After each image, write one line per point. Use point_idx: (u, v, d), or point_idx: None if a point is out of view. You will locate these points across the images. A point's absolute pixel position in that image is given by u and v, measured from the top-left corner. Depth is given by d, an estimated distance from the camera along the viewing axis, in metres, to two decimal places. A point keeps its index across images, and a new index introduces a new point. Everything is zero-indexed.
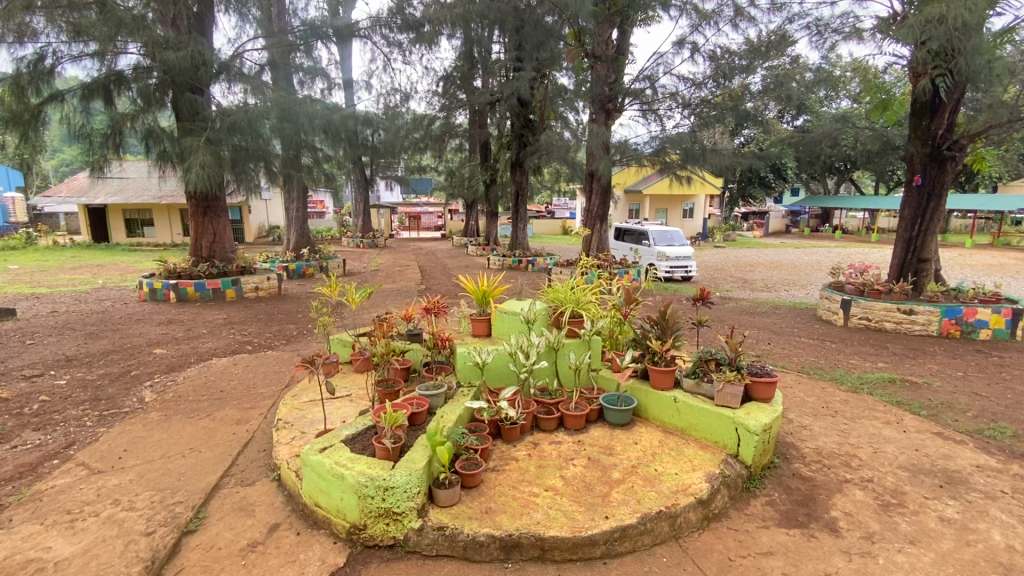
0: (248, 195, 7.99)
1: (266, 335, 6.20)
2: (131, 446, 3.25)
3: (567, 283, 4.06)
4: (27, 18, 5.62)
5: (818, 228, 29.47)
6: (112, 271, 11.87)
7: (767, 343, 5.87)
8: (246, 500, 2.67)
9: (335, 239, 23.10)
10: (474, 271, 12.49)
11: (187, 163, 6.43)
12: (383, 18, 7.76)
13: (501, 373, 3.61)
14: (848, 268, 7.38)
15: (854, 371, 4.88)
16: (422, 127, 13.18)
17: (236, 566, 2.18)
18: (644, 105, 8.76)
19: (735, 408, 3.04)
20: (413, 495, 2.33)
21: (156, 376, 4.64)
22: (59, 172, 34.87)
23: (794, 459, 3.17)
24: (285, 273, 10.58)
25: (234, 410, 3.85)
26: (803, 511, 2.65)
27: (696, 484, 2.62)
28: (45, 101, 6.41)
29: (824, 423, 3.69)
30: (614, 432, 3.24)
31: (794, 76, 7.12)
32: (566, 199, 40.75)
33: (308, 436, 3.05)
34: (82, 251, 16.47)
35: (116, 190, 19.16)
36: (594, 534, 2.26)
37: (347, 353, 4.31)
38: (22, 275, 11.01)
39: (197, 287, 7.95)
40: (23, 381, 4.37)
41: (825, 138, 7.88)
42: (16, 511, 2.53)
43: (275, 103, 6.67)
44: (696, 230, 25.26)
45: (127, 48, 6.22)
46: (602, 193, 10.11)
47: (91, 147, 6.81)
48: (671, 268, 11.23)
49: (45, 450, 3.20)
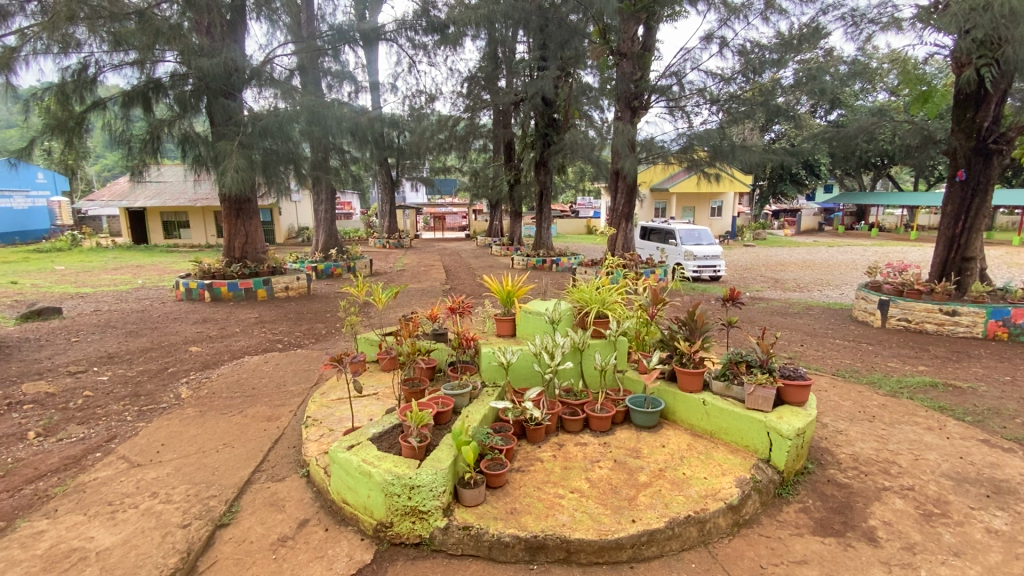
0: (279, 199, 8.15)
1: (296, 334, 6.33)
2: (168, 441, 3.36)
3: (592, 283, 4.03)
4: (71, 29, 5.74)
5: (853, 227, 28.48)
6: (151, 271, 12.35)
7: (801, 345, 5.71)
8: (277, 495, 2.73)
9: (362, 240, 23.49)
10: (498, 271, 12.49)
11: (221, 167, 6.60)
12: (409, 20, 7.99)
13: (527, 373, 3.61)
14: (887, 268, 7.06)
15: (893, 375, 4.69)
16: (447, 129, 13.27)
17: (268, 560, 2.23)
18: (671, 102, 8.61)
19: (767, 412, 2.95)
20: (439, 494, 2.34)
21: (192, 373, 4.78)
22: (102, 177, 36.63)
23: (828, 465, 3.06)
24: (314, 273, 10.81)
25: (265, 407, 3.94)
26: (840, 519, 2.56)
27: (726, 489, 2.56)
28: (89, 108, 6.72)
29: (862, 428, 3.55)
30: (641, 434, 3.19)
31: (829, 69, 6.93)
32: (590, 198, 40.46)
33: (336, 433, 3.11)
34: (123, 252, 17.16)
35: (155, 194, 19.89)
36: (622, 538, 2.23)
37: (374, 353, 4.37)
38: (67, 275, 11.53)
39: (230, 287, 8.18)
40: (69, 377, 4.58)
41: (862, 132, 7.60)
42: (61, 501, 2.64)
43: (305, 106, 6.87)
44: (725, 228, 24.75)
45: (165, 56, 6.46)
46: (628, 192, 9.92)
47: (130, 153, 7.05)
48: (698, 268, 11.07)
49: (89, 443, 3.34)
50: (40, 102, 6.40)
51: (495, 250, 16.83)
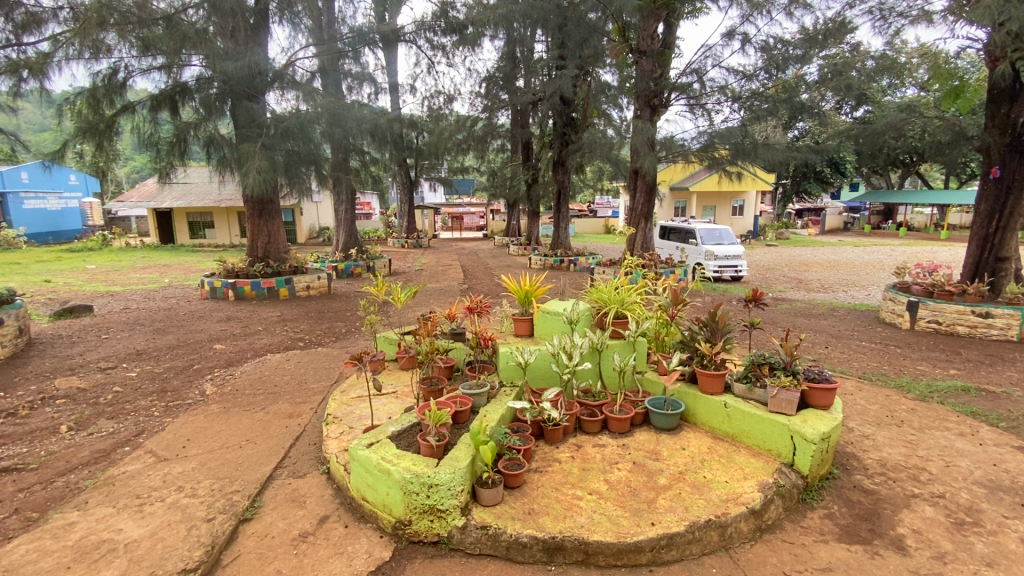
0: (301, 200, 8.23)
1: (317, 332, 6.43)
2: (194, 436, 3.44)
3: (611, 283, 3.99)
4: (101, 35, 5.83)
5: (881, 226, 27.72)
6: (178, 270, 12.67)
7: (825, 347, 5.59)
8: (298, 491, 2.77)
9: (381, 240, 23.75)
10: (516, 271, 12.47)
11: (245, 168, 6.70)
12: (428, 21, 8.10)
13: (545, 372, 3.60)
14: (916, 268, 6.77)
15: (923, 379, 4.55)
16: (465, 129, 13.33)
17: (289, 555, 2.27)
18: (691, 100, 8.50)
19: (791, 415, 2.89)
20: (458, 493, 2.34)
21: (216, 370, 4.89)
22: (131, 179, 37.81)
23: (855, 471, 2.99)
24: (334, 272, 10.96)
25: (287, 404, 4.00)
26: (867, 526, 2.49)
27: (748, 494, 2.51)
28: (119, 112, 6.96)
29: (889, 433, 3.46)
30: (660, 436, 3.15)
31: (855, 65, 6.70)
32: (607, 198, 40.17)
33: (356, 431, 3.14)
34: (151, 252, 17.62)
35: (181, 194, 20.41)
36: (641, 541, 2.21)
37: (392, 351, 4.41)
38: (99, 273, 11.90)
39: (253, 285, 8.34)
40: (100, 372, 4.72)
41: (890, 129, 7.40)
42: (91, 494, 2.72)
43: (326, 108, 6.98)
44: (747, 228, 24.34)
45: (191, 60, 6.60)
46: (647, 191, 9.80)
47: (158, 155, 7.18)
48: (719, 268, 10.91)
49: (118, 437, 3.44)
50: (72, 106, 6.62)
51: (512, 250, 16.82)
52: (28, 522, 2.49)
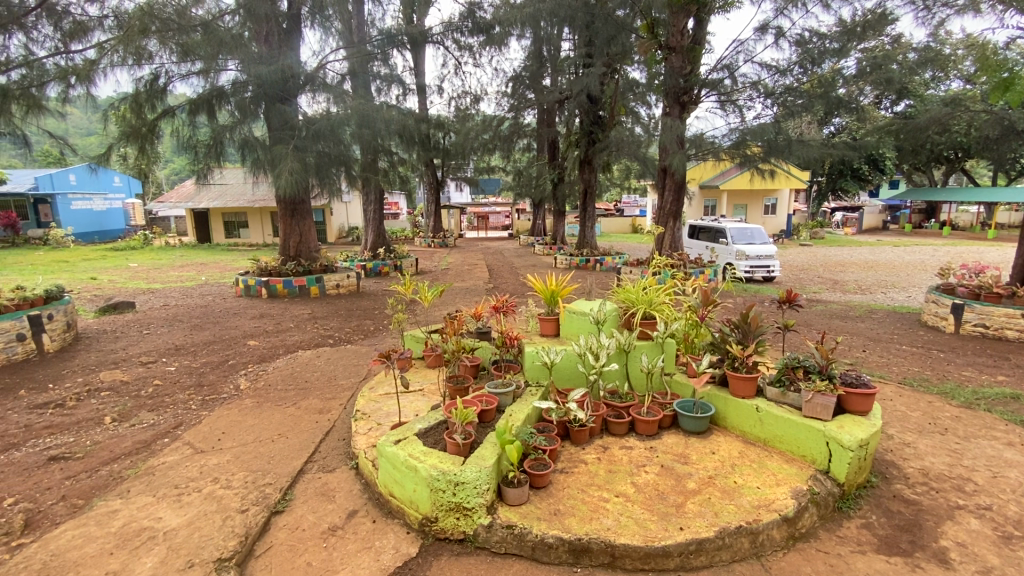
0: (331, 200, 8.35)
1: (346, 329, 6.55)
2: (228, 429, 3.55)
3: (639, 283, 3.94)
4: (144, 42, 6.01)
5: (922, 225, 26.61)
6: (214, 268, 13.09)
7: (862, 350, 5.39)
8: (327, 486, 2.83)
9: (408, 240, 24.08)
10: (541, 270, 12.42)
11: (278, 170, 6.87)
12: (455, 22, 8.28)
13: (571, 373, 3.58)
14: (962, 269, 6.45)
15: (968, 385, 4.33)
16: (491, 129, 13.38)
17: (319, 548, 2.32)
18: (722, 97, 8.32)
19: (827, 421, 2.80)
20: (484, 492, 2.35)
21: (250, 365, 5.04)
22: (171, 180, 39.39)
23: (895, 480, 2.87)
24: (363, 272, 11.15)
25: (317, 400, 4.09)
26: (907, 537, 2.39)
27: (781, 500, 2.45)
28: (159, 116, 7.23)
29: (932, 441, 3.31)
30: (689, 440, 3.10)
31: (896, 57, 6.50)
32: (634, 198, 39.67)
33: (384, 428, 3.18)
34: (189, 251, 18.24)
35: (217, 195, 21.10)
36: (669, 545, 2.17)
37: (419, 349, 4.46)
38: (140, 272, 12.40)
39: (285, 283, 8.54)
40: (141, 366, 4.92)
41: (933, 124, 7.06)
42: (132, 483, 2.84)
43: (356, 110, 7.13)
44: (779, 227, 23.71)
45: (227, 64, 6.80)
46: (676, 189, 9.62)
47: (196, 157, 7.38)
48: (751, 268, 10.65)
49: (158, 429, 3.58)
50: (117, 111, 6.91)
51: (537, 250, 16.75)
52: (75, 508, 2.61)
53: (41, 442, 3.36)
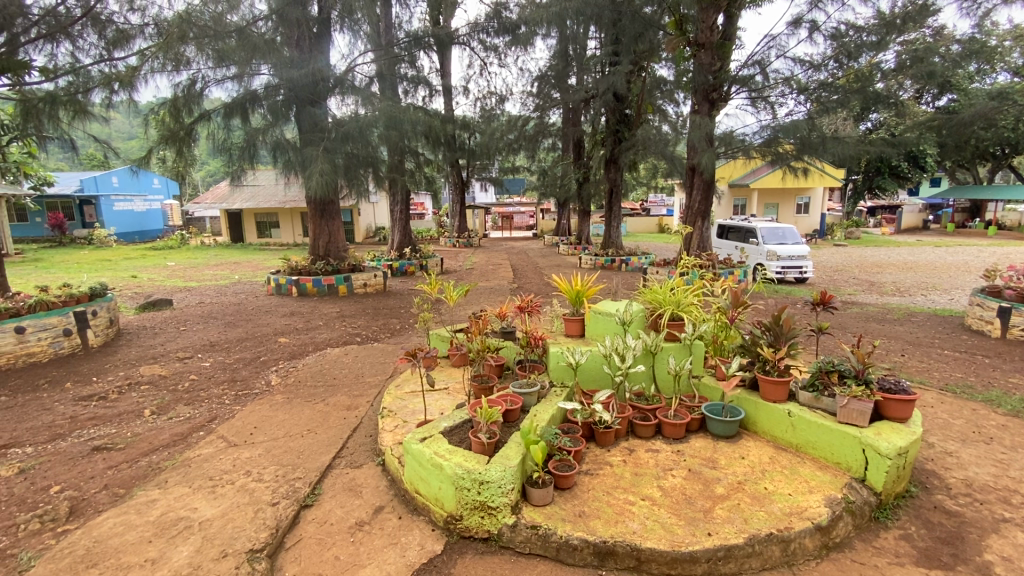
0: (359, 200, 8.48)
1: (373, 328, 6.65)
2: (260, 423, 3.65)
3: (666, 283, 3.88)
4: (182, 48, 6.24)
5: (966, 225, 25.46)
6: (247, 267, 13.47)
7: (901, 355, 5.19)
8: (355, 481, 2.88)
9: (434, 240, 24.37)
10: (566, 270, 12.38)
11: (308, 171, 7.02)
12: (481, 23, 8.35)
13: (596, 374, 3.56)
14: (1010, 270, 6.01)
15: (1017, 393, 4.12)
16: (516, 129, 13.38)
17: (346, 542, 2.37)
18: (753, 93, 8.12)
19: (863, 427, 2.70)
20: (508, 491, 2.35)
21: (281, 362, 5.17)
22: (207, 182, 40.77)
23: (935, 490, 2.76)
24: (389, 271, 11.31)
25: (345, 397, 4.16)
26: (949, 551, 2.29)
27: (813, 508, 2.38)
28: (196, 120, 7.47)
29: (976, 451, 3.16)
30: (718, 444, 3.04)
31: (938, 50, 6.19)
32: (660, 197, 39.07)
33: (410, 425, 3.22)
34: (224, 251, 18.82)
35: (250, 196, 21.70)
36: (696, 550, 2.13)
37: (444, 348, 4.50)
38: (178, 270, 12.85)
39: (315, 282, 8.72)
40: (178, 362, 5.09)
41: (979, 119, 6.71)
42: (170, 474, 2.95)
43: (384, 112, 7.25)
44: (812, 227, 23.06)
45: (260, 69, 6.98)
46: (704, 188, 9.45)
47: (231, 159, 7.62)
48: (783, 269, 10.37)
49: (194, 422, 3.71)
50: (157, 116, 7.19)
51: (562, 250, 16.70)
52: (116, 497, 2.73)
53: (85, 433, 3.53)
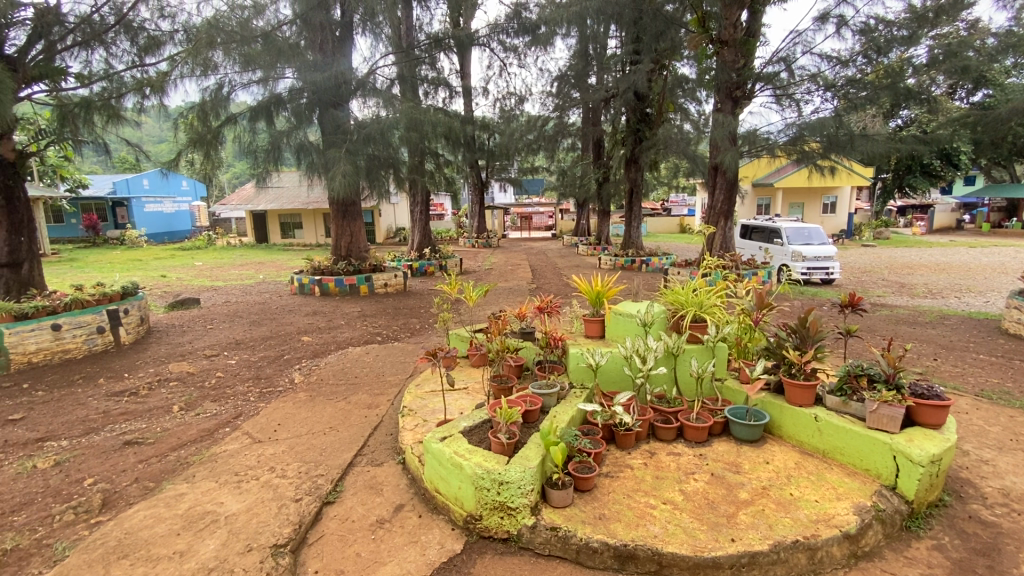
0: (380, 201, 8.58)
1: (394, 327, 6.71)
2: (284, 421, 3.72)
3: (689, 284, 3.82)
4: (210, 54, 6.40)
5: (1002, 225, 24.55)
6: (272, 267, 13.73)
7: (933, 359, 5.03)
8: (375, 479, 2.91)
9: (453, 240, 24.55)
10: (586, 271, 12.31)
11: (331, 173, 7.13)
12: (501, 24, 8.38)
13: (616, 375, 3.53)
14: None
15: None
16: (536, 129, 13.36)
17: (367, 539, 2.39)
18: (778, 91, 7.97)
19: (893, 433, 2.63)
20: (528, 492, 2.35)
21: (303, 360, 5.25)
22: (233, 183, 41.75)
23: (970, 499, 2.66)
24: (409, 272, 11.42)
25: (366, 395, 4.21)
26: (984, 562, 2.20)
27: (841, 516, 2.31)
28: (223, 123, 7.64)
29: (1014, 459, 3.04)
30: (741, 448, 2.98)
31: (972, 44, 6.00)
32: (681, 197, 38.56)
33: (430, 424, 3.24)
34: (249, 251, 19.20)
35: (275, 197, 22.13)
36: (719, 556, 2.09)
37: (464, 348, 4.51)
38: (205, 270, 13.18)
39: (337, 282, 8.84)
40: (205, 359, 5.22)
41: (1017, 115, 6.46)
42: (197, 468, 3.02)
43: (404, 114, 7.35)
44: (839, 227, 22.49)
45: (285, 73, 7.06)
46: (727, 187, 9.29)
47: (256, 161, 7.66)
48: (809, 269, 10.15)
49: (220, 419, 3.79)
50: (187, 119, 7.41)
51: (582, 250, 16.63)
52: (146, 490, 2.81)
53: (117, 427, 3.64)
